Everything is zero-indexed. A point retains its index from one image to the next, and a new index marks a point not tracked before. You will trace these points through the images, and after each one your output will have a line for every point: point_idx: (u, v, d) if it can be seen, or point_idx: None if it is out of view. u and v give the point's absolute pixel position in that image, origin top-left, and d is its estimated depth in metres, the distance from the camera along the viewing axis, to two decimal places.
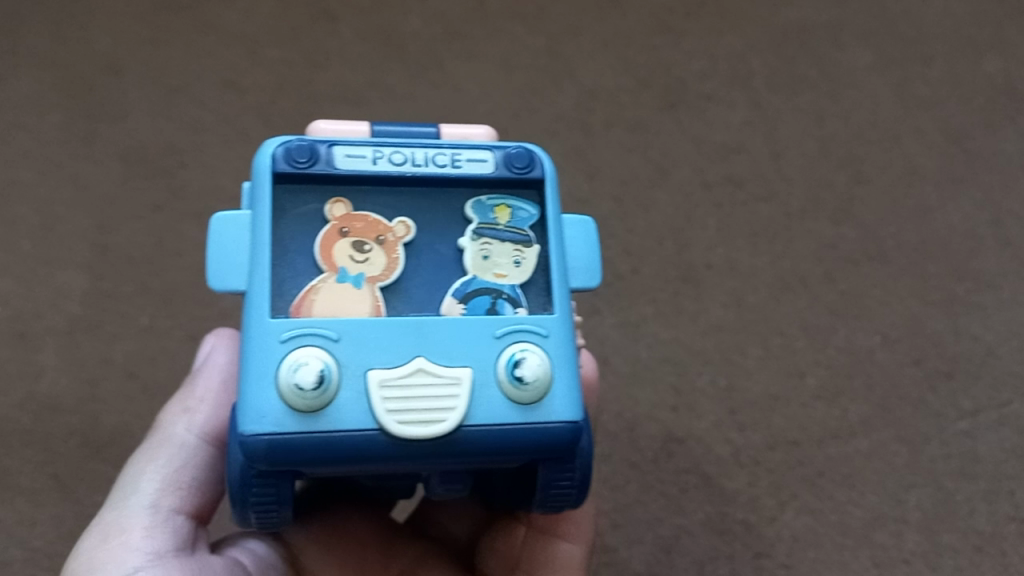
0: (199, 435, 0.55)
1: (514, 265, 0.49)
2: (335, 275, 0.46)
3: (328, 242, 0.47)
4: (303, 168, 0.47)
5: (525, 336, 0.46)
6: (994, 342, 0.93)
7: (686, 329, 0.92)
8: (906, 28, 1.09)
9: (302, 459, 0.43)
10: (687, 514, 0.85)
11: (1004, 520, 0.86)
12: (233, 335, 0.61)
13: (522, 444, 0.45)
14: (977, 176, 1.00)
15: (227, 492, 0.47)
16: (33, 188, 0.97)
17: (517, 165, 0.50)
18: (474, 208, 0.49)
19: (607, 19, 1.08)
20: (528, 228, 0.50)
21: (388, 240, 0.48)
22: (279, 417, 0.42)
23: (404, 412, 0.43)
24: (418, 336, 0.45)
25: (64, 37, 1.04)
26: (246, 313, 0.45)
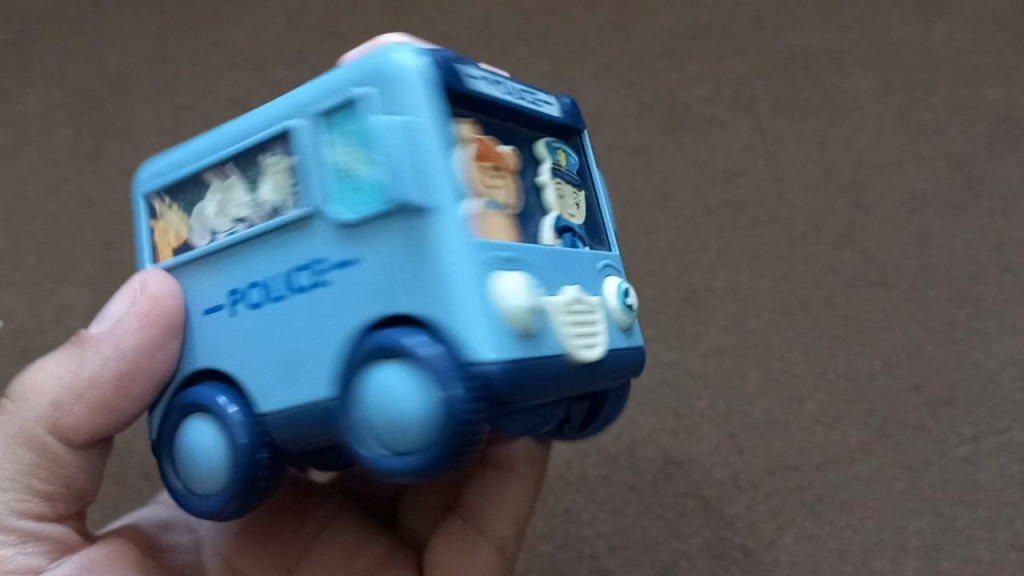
0: (56, 434, 0.50)
1: (576, 207, 0.52)
2: (487, 200, 0.43)
3: (475, 156, 0.44)
4: (457, 82, 0.42)
5: (611, 269, 0.51)
6: (995, 369, 0.92)
7: (687, 352, 0.94)
8: (908, 56, 1.09)
9: (527, 384, 0.40)
10: (685, 538, 0.87)
11: (1004, 548, 0.85)
12: (149, 279, 0.49)
13: (627, 366, 0.49)
14: (979, 203, 1.00)
15: (437, 441, 0.38)
16: (40, 206, 0.98)
17: (572, 113, 0.53)
18: (544, 147, 0.50)
19: (612, 42, 1.09)
20: (575, 173, 0.53)
21: (506, 168, 0.46)
22: (510, 342, 0.39)
23: (583, 337, 0.43)
24: (553, 266, 0.44)
25: (79, 57, 1.06)
26: (441, 233, 0.39)
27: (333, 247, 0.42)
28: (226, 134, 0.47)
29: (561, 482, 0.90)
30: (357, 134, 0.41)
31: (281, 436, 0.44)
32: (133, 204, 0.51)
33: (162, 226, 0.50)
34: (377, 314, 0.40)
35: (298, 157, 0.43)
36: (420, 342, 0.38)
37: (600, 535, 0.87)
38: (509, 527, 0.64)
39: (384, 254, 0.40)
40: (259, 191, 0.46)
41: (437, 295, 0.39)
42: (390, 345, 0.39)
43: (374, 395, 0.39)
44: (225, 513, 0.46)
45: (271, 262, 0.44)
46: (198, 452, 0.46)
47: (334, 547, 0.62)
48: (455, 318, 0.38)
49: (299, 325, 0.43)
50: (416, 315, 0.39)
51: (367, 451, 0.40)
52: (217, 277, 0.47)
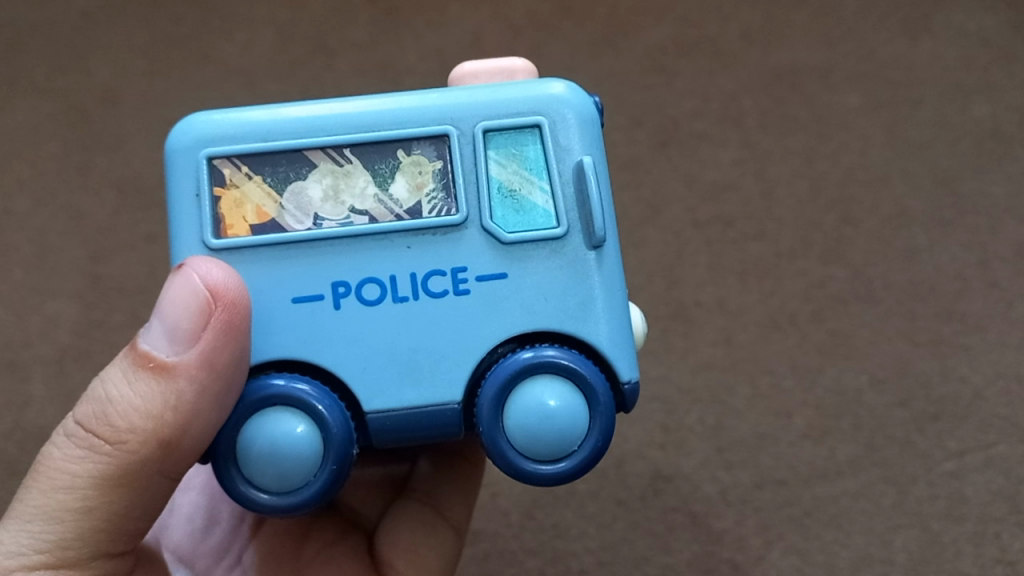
0: (132, 470, 0.42)
1: None
2: None
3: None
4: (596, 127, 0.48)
5: None
6: (981, 384, 0.94)
7: (676, 367, 0.93)
8: (896, 73, 1.09)
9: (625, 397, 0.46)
10: (674, 553, 0.87)
11: (991, 563, 0.88)
12: (228, 279, 0.41)
13: None
14: (965, 219, 1.01)
15: (595, 445, 0.41)
16: (28, 219, 0.99)
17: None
18: None
19: (601, 56, 1.08)
20: None
21: None
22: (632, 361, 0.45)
23: None
24: None
25: (64, 67, 1.06)
26: (611, 265, 0.44)
27: (486, 257, 0.43)
28: (341, 120, 0.43)
29: (549, 497, 0.89)
30: (524, 159, 0.44)
31: (375, 437, 0.43)
32: (192, 166, 0.43)
33: (234, 197, 0.43)
34: (531, 328, 0.43)
35: (455, 167, 0.43)
36: (580, 358, 0.42)
37: (588, 550, 0.87)
38: (463, 509, 0.63)
39: (545, 274, 0.43)
40: (387, 186, 0.43)
41: (599, 320, 0.43)
42: (554, 356, 0.41)
43: (531, 397, 0.41)
44: (296, 511, 0.41)
45: (396, 259, 0.43)
46: (273, 454, 0.40)
47: (285, 541, 0.58)
48: (617, 341, 0.44)
49: (428, 328, 0.43)
50: (575, 334, 0.43)
51: (517, 453, 0.41)
52: (316, 265, 0.43)
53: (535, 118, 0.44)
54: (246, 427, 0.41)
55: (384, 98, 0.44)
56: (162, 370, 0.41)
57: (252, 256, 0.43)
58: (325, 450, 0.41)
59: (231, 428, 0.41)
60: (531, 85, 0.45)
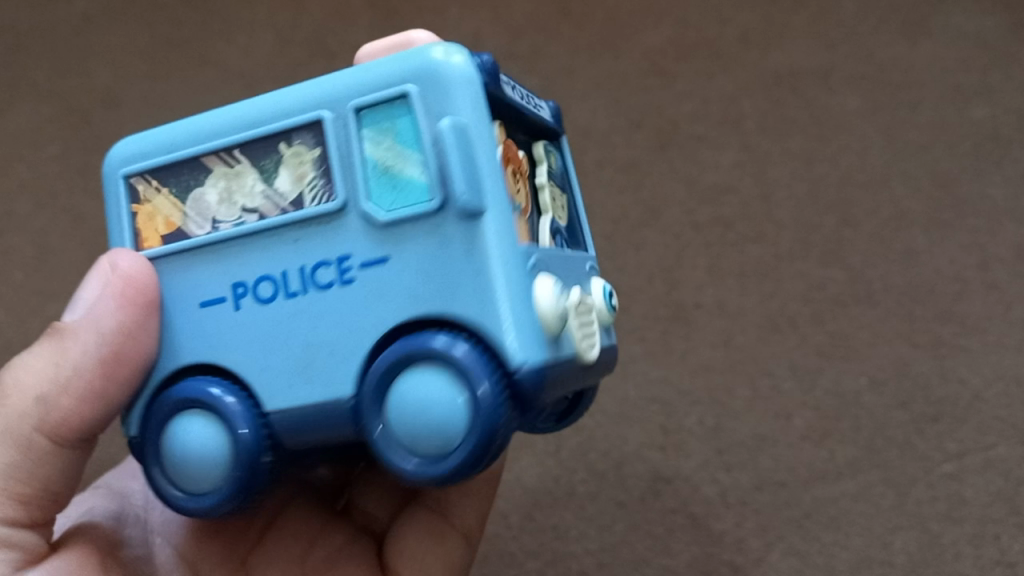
0: (33, 424, 0.49)
1: (563, 207, 0.54)
2: (519, 212, 0.46)
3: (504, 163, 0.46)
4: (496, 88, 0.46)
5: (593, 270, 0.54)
6: (980, 387, 0.93)
7: (675, 368, 0.94)
8: (894, 75, 1.09)
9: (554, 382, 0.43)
10: (674, 554, 0.87)
11: (990, 564, 0.86)
12: (142, 279, 0.47)
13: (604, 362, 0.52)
14: (963, 220, 1.01)
15: (473, 435, 0.40)
16: (29, 221, 0.99)
17: (557, 119, 0.56)
18: (541, 149, 0.53)
19: (600, 59, 1.09)
20: (560, 173, 0.56)
21: (519, 170, 0.48)
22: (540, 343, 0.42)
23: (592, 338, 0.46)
24: (563, 266, 0.48)
25: (67, 71, 1.06)
26: (493, 237, 0.42)
27: (367, 243, 0.44)
28: (233, 124, 0.47)
29: (549, 498, 0.90)
30: (397, 134, 0.44)
31: (292, 440, 0.45)
32: (115, 188, 0.49)
33: (148, 211, 0.49)
34: (411, 312, 0.43)
35: (331, 151, 0.45)
36: (456, 343, 0.41)
37: (588, 551, 0.87)
38: (475, 516, 0.63)
39: (421, 253, 0.43)
40: (272, 181, 0.46)
41: (480, 298, 0.42)
42: (429, 343, 0.41)
43: (406, 389, 0.41)
44: (218, 509, 0.45)
45: (292, 259, 0.45)
46: (190, 453, 0.45)
47: (296, 542, 0.60)
48: (500, 318, 0.41)
49: (318, 321, 0.44)
50: (452, 312, 0.42)
51: (399, 445, 0.41)
52: (221, 268, 0.47)
53: (399, 90, 0.44)
54: (160, 408, 0.47)
55: (274, 96, 0.47)
56: (62, 338, 0.49)
57: (165, 262, 0.48)
58: (234, 448, 0.44)
59: (154, 421, 0.47)
60: (400, 56, 0.45)
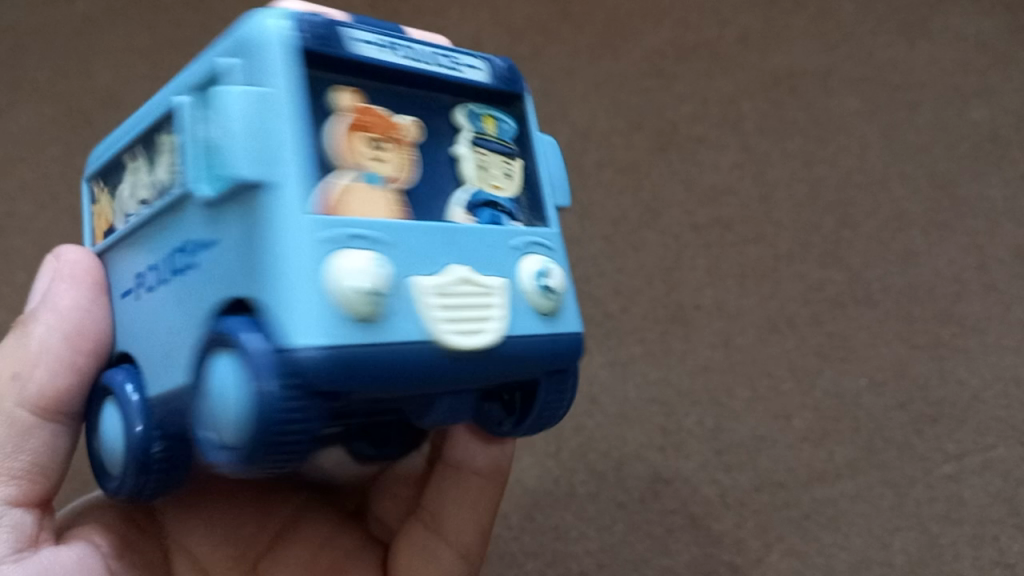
0: (16, 400, 0.52)
1: (505, 177, 0.51)
2: (362, 177, 0.44)
3: (348, 133, 0.44)
4: (320, 49, 0.43)
5: (538, 248, 0.48)
6: (980, 388, 0.93)
7: (675, 369, 0.94)
8: (894, 76, 1.09)
9: (367, 373, 0.39)
10: (674, 554, 0.87)
11: (989, 564, 0.85)
12: (81, 264, 0.54)
13: (544, 351, 0.47)
14: (963, 221, 1.01)
15: (245, 431, 0.38)
16: (30, 221, 0.99)
17: (506, 78, 0.53)
18: (464, 115, 0.51)
19: (600, 61, 1.09)
20: (511, 141, 0.53)
21: (398, 140, 0.46)
22: (331, 328, 0.38)
23: (460, 322, 0.42)
24: (435, 245, 0.43)
25: (69, 72, 1.07)
26: (275, 209, 0.39)
27: (207, 222, 0.43)
28: (144, 116, 0.49)
29: (549, 498, 0.90)
30: None
31: (168, 422, 0.48)
32: (85, 192, 0.58)
33: (100, 211, 0.56)
34: (230, 292, 0.42)
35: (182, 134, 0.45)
36: (243, 328, 0.39)
37: (588, 552, 0.87)
38: (473, 527, 0.62)
39: (235, 232, 0.41)
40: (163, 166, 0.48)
41: (262, 280, 0.39)
42: (228, 326, 0.40)
43: (216, 374, 0.40)
44: (129, 487, 0.50)
45: (172, 235, 0.47)
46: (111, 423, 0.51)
47: (308, 546, 0.63)
48: (274, 295, 0.38)
49: (183, 301, 0.46)
50: (247, 294, 0.40)
51: (207, 428, 0.41)
52: (137, 254, 0.50)
53: (224, 65, 0.42)
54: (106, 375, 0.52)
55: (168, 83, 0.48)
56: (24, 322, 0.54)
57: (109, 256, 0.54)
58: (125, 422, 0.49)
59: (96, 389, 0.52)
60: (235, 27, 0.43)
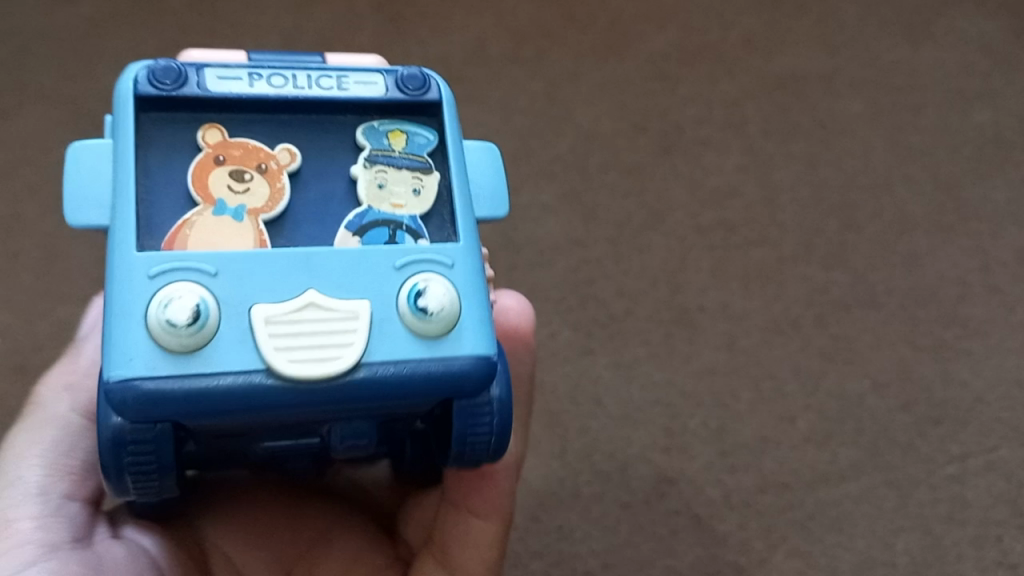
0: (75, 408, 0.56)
1: (413, 195, 0.50)
2: (211, 208, 0.47)
3: (202, 171, 0.47)
4: (166, 93, 0.48)
5: (429, 267, 0.46)
6: (983, 389, 0.95)
7: (680, 371, 0.94)
8: (897, 78, 1.10)
9: (180, 406, 0.42)
10: (678, 555, 0.87)
11: (992, 565, 0.87)
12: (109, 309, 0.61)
13: (427, 380, 0.45)
14: (966, 224, 1.02)
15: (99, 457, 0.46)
16: (36, 223, 1.00)
17: (412, 87, 0.51)
18: (366, 133, 0.51)
19: (604, 63, 1.09)
20: (426, 154, 0.51)
21: (270, 168, 0.48)
22: (149, 360, 0.42)
23: (296, 350, 0.43)
24: (283, 274, 0.44)
25: (74, 75, 1.07)
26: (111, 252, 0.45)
27: None
28: None
29: (554, 499, 0.89)
30: None
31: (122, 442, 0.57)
32: None
33: None
34: None
35: None
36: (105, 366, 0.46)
37: (593, 552, 0.87)
38: (478, 565, 0.60)
39: None
40: None
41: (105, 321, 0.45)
42: None
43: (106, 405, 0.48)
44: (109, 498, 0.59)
45: None
46: None
47: (338, 555, 0.61)
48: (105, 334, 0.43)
49: None
50: None
51: None
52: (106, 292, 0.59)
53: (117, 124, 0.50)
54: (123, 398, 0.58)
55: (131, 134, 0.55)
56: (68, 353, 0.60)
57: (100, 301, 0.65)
58: None
59: None
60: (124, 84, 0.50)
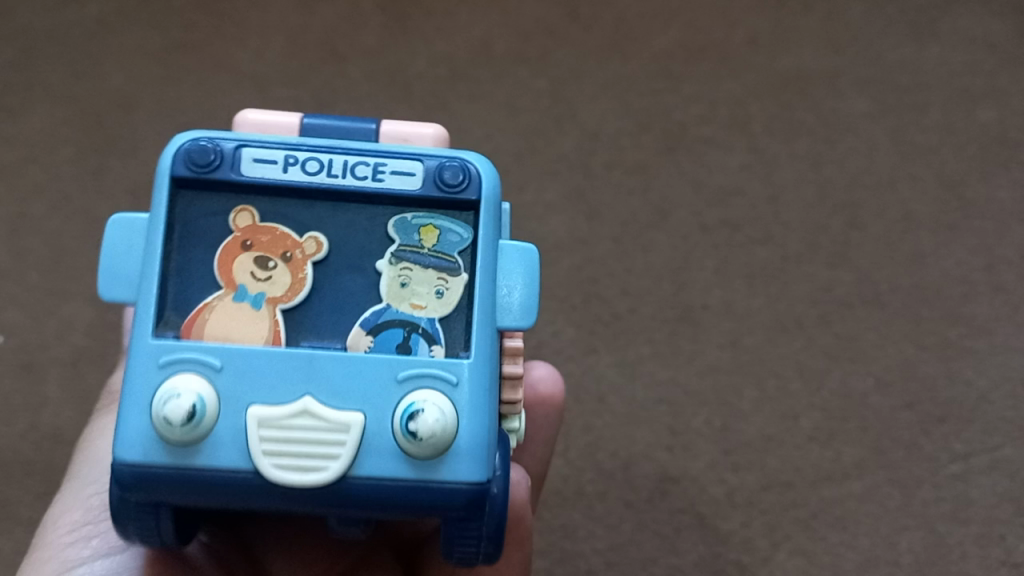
0: None
1: (435, 297, 0.49)
2: (232, 294, 0.48)
3: (229, 255, 0.49)
4: (200, 175, 0.49)
5: (433, 382, 0.47)
6: (987, 388, 0.95)
7: (684, 370, 0.94)
8: (902, 77, 1.10)
9: (174, 489, 0.45)
10: (681, 554, 0.88)
11: (996, 564, 0.88)
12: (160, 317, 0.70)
13: (413, 500, 0.46)
14: (971, 222, 1.02)
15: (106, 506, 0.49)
16: (42, 221, 1.00)
17: (447, 183, 0.49)
18: (397, 226, 0.50)
19: (609, 62, 1.09)
20: (456, 254, 0.50)
21: (294, 257, 0.49)
22: (149, 448, 0.45)
23: (283, 456, 0.45)
24: (283, 377, 0.46)
25: (79, 72, 1.07)
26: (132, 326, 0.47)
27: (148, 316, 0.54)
28: None
29: (558, 498, 0.89)
30: None
31: None
32: None
33: None
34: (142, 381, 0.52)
35: None
36: None
37: (596, 551, 0.87)
38: None
39: None
40: None
41: None
42: None
43: None
44: None
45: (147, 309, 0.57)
46: None
47: None
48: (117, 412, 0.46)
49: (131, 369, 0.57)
50: None
51: None
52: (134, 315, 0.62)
53: None
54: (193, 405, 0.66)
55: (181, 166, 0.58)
56: None
57: None
58: None
59: None
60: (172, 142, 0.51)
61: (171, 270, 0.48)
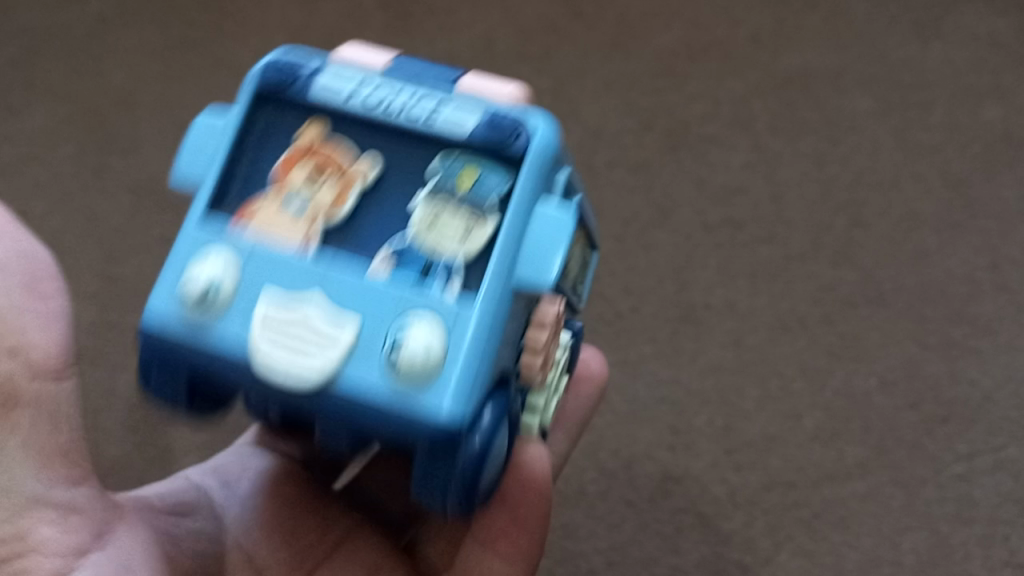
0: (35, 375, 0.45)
1: (460, 235, 0.44)
2: (279, 196, 0.45)
3: (286, 163, 0.46)
4: (279, 91, 0.47)
5: (434, 312, 0.42)
6: (990, 388, 0.94)
7: (685, 369, 0.94)
8: (905, 75, 1.09)
9: (178, 355, 0.43)
10: (683, 553, 0.88)
11: (999, 565, 0.87)
12: None
13: (388, 423, 0.41)
14: (975, 222, 1.01)
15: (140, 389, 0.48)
16: (41, 222, 0.99)
17: (502, 134, 0.45)
18: (439, 168, 0.46)
19: (611, 60, 1.09)
20: (489, 199, 0.44)
21: (343, 180, 0.46)
22: (161, 312, 0.43)
23: (273, 342, 0.41)
24: (293, 284, 0.42)
25: (81, 72, 1.07)
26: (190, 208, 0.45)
27: None
28: None
29: (560, 497, 0.89)
30: None
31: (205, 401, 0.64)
32: None
33: None
34: None
35: None
36: None
37: (597, 550, 0.87)
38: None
39: None
40: None
41: None
42: None
43: None
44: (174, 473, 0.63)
45: None
46: None
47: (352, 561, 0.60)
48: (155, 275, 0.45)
49: None
50: None
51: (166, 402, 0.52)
52: None
53: None
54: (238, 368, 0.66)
55: None
56: None
57: None
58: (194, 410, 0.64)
59: None
60: None
61: (235, 177, 0.47)
